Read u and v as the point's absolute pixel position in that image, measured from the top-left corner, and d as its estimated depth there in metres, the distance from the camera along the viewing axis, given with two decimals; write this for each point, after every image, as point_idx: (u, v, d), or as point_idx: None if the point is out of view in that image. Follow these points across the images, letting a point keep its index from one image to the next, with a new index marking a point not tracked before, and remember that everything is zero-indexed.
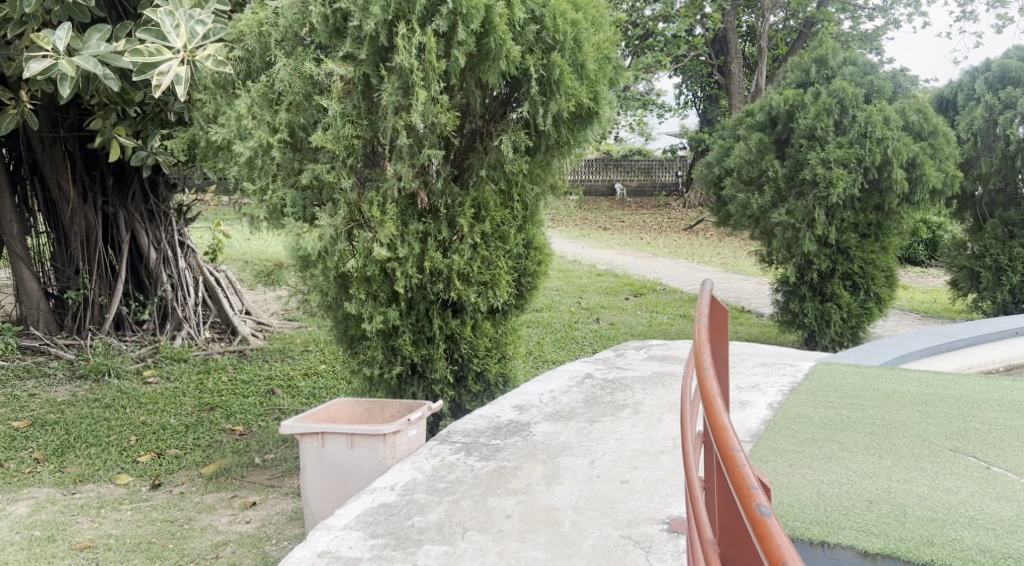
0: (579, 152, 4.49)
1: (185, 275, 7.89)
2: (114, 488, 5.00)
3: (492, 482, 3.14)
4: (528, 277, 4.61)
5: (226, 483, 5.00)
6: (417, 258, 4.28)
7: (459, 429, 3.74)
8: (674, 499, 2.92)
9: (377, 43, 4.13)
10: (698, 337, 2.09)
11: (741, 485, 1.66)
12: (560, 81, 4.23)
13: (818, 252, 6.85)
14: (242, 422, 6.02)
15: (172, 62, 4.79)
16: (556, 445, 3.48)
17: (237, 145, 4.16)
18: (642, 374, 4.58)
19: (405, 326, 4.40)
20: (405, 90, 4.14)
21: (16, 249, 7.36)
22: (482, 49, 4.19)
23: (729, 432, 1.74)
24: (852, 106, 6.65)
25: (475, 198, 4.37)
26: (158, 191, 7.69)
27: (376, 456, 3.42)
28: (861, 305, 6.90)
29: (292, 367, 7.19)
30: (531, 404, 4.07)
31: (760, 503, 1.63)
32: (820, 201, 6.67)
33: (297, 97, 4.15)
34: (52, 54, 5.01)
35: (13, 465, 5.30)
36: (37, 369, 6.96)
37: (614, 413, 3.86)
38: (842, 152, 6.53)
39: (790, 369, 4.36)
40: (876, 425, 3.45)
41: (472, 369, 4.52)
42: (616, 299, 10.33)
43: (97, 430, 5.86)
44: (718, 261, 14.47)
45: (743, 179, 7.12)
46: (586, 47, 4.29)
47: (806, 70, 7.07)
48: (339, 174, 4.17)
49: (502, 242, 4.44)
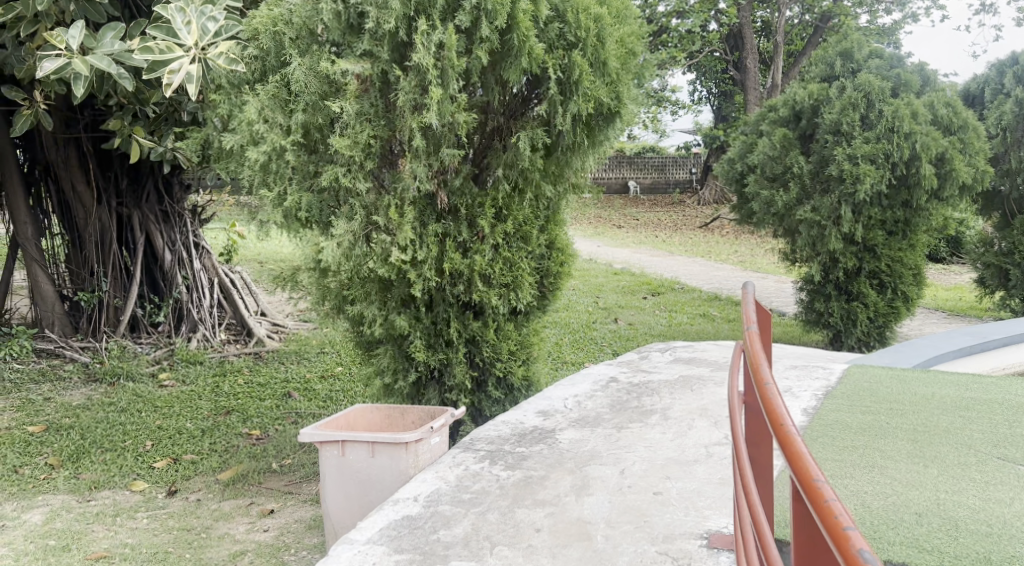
0: (602, 150, 4.36)
1: (201, 276, 7.81)
2: (129, 495, 4.91)
3: (519, 493, 3.04)
4: (551, 278, 4.50)
5: (243, 489, 4.91)
6: (437, 260, 4.18)
7: (482, 436, 3.63)
8: (711, 512, 2.82)
9: (396, 40, 4.04)
10: (753, 347, 2.00)
11: (833, 524, 1.47)
12: (579, 81, 4.11)
13: (844, 250, 6.72)
14: (258, 426, 5.92)
15: (183, 59, 4.70)
16: (584, 453, 3.36)
17: (252, 146, 4.06)
18: (668, 377, 4.46)
19: (426, 329, 4.30)
20: (424, 88, 4.04)
21: (31, 251, 7.30)
22: (505, 46, 4.08)
23: (806, 460, 1.58)
24: (879, 100, 6.51)
25: (495, 198, 4.25)
26: (173, 192, 7.62)
27: (397, 466, 3.32)
28: (888, 304, 6.77)
29: (308, 370, 7.10)
30: (555, 409, 3.96)
31: (856, 545, 1.45)
32: (846, 198, 6.54)
33: (312, 97, 4.05)
34: (65, 53, 4.92)
35: (28, 471, 5.22)
36: (52, 373, 6.90)
37: (642, 419, 3.74)
38: (868, 148, 6.39)
39: (822, 372, 4.23)
40: (917, 431, 3.32)
41: (494, 373, 4.41)
42: (634, 298, 10.21)
43: (112, 434, 5.79)
44: (735, 258, 14.32)
45: (767, 176, 6.99)
46: (609, 44, 4.16)
47: (830, 64, 6.92)
48: (356, 176, 4.07)
49: (524, 242, 4.33)
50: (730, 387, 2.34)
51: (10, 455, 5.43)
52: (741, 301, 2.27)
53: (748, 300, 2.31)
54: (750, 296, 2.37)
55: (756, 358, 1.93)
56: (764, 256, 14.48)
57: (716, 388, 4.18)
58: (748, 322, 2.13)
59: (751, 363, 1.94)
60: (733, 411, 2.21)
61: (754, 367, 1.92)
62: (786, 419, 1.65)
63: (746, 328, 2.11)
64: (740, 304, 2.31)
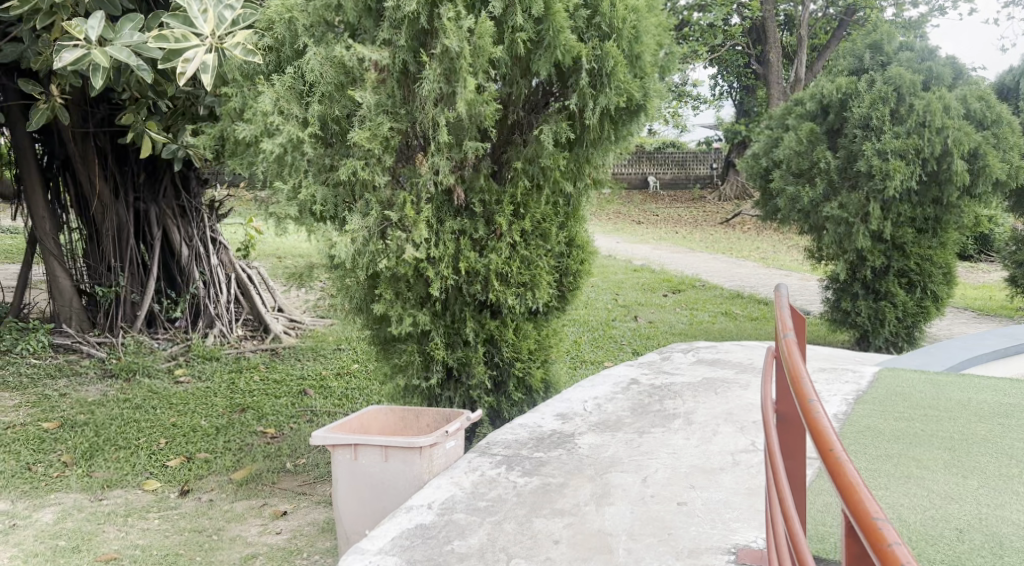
0: (626, 145, 4.25)
1: (218, 272, 7.76)
2: (142, 495, 4.84)
3: (537, 501, 2.93)
4: (571, 277, 4.37)
5: (257, 489, 4.83)
6: (453, 257, 4.07)
7: (499, 440, 3.53)
8: (739, 525, 2.71)
9: (417, 27, 3.91)
10: (792, 359, 1.89)
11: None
12: (614, 73, 4.00)
13: (871, 248, 6.57)
14: (274, 424, 5.84)
15: (199, 49, 4.58)
16: (605, 459, 3.25)
17: (265, 140, 3.96)
18: (691, 379, 4.33)
19: (440, 329, 4.21)
20: (449, 77, 3.90)
21: (49, 246, 7.25)
22: (539, 37, 3.97)
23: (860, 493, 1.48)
24: (909, 94, 6.35)
25: (515, 195, 4.13)
26: (190, 186, 7.54)
27: (412, 471, 3.22)
28: (917, 303, 6.65)
29: (324, 367, 7.01)
30: (575, 412, 3.85)
31: None
32: (875, 194, 6.39)
33: (328, 87, 3.97)
34: (83, 44, 4.82)
35: (41, 469, 5.16)
36: (69, 367, 6.85)
37: (664, 424, 3.62)
38: (899, 143, 6.24)
39: (852, 376, 4.10)
40: (953, 439, 3.20)
41: (512, 374, 4.30)
42: (654, 295, 10.07)
43: (126, 431, 5.72)
44: (758, 255, 14.14)
45: (793, 171, 6.85)
46: (643, 37, 4.06)
47: (859, 57, 6.76)
48: (373, 171, 3.96)
49: (544, 239, 4.22)
50: (764, 395, 2.23)
51: (24, 452, 5.37)
52: (775, 305, 2.17)
53: (781, 304, 2.21)
54: (785, 300, 2.26)
55: (796, 372, 1.83)
56: (786, 254, 14.29)
57: (741, 391, 4.05)
58: (784, 329, 2.03)
59: (791, 376, 1.84)
60: (766, 421, 2.12)
61: (795, 382, 1.81)
62: (836, 446, 1.55)
63: (782, 335, 2.01)
64: (774, 308, 2.20)
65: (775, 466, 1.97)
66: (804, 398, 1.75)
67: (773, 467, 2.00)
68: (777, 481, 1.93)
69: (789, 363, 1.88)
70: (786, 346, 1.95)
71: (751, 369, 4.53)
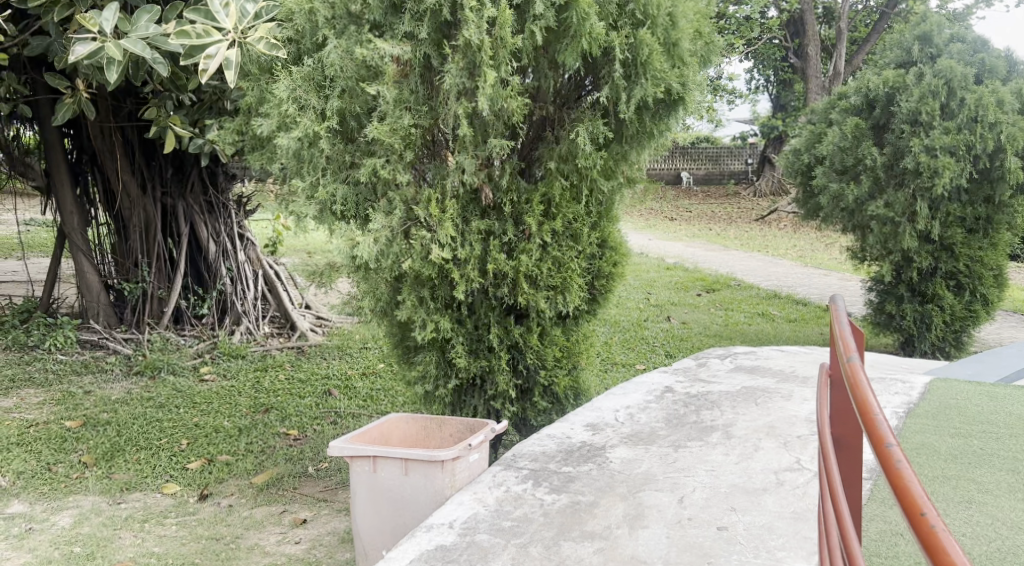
0: (664, 140, 4.05)
1: (245, 269, 7.63)
2: (161, 498, 4.72)
3: (565, 522, 2.77)
4: (602, 279, 4.17)
5: (277, 495, 4.68)
6: (478, 260, 3.89)
7: (526, 452, 3.39)
8: (784, 554, 2.54)
9: (439, 19, 3.74)
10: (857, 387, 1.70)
11: None
12: (648, 61, 3.80)
13: (919, 249, 6.40)
14: (297, 426, 5.70)
15: (222, 44, 4.38)
16: (637, 476, 3.10)
17: (284, 135, 3.82)
18: (730, 389, 4.16)
19: (464, 334, 4.04)
20: (472, 71, 3.73)
21: (77, 241, 7.17)
22: (562, 25, 3.77)
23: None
24: (960, 88, 6.16)
25: (546, 194, 3.94)
26: (217, 182, 7.41)
27: (433, 486, 3.08)
28: (966, 307, 6.50)
29: (350, 366, 6.87)
30: (606, 423, 3.73)
31: None
32: (923, 193, 6.21)
33: (349, 82, 3.80)
34: (98, 37, 4.71)
35: (61, 470, 5.06)
36: (95, 364, 6.76)
37: (701, 437, 3.46)
38: (948, 139, 6.04)
39: (902, 387, 3.91)
40: (1017, 459, 3.04)
41: (540, 381, 4.12)
42: (687, 294, 9.85)
43: (148, 432, 5.61)
44: (794, 253, 13.84)
45: (836, 168, 6.67)
46: (680, 23, 3.86)
47: (907, 49, 6.55)
48: (394, 168, 3.79)
49: (574, 241, 4.01)
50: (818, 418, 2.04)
51: (45, 452, 5.27)
52: (835, 323, 1.95)
53: (840, 320, 1.99)
54: (842, 314, 2.05)
55: (867, 405, 1.61)
56: (825, 252, 13.96)
57: (783, 403, 3.88)
58: (847, 351, 1.82)
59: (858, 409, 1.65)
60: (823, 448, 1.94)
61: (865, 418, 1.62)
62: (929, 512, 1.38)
63: (845, 358, 1.79)
64: (833, 326, 1.99)
65: (836, 502, 1.75)
66: (880, 441, 1.52)
67: (832, 503, 1.78)
68: (839, 520, 1.71)
69: (857, 395, 1.66)
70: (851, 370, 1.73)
71: (793, 379, 4.32)
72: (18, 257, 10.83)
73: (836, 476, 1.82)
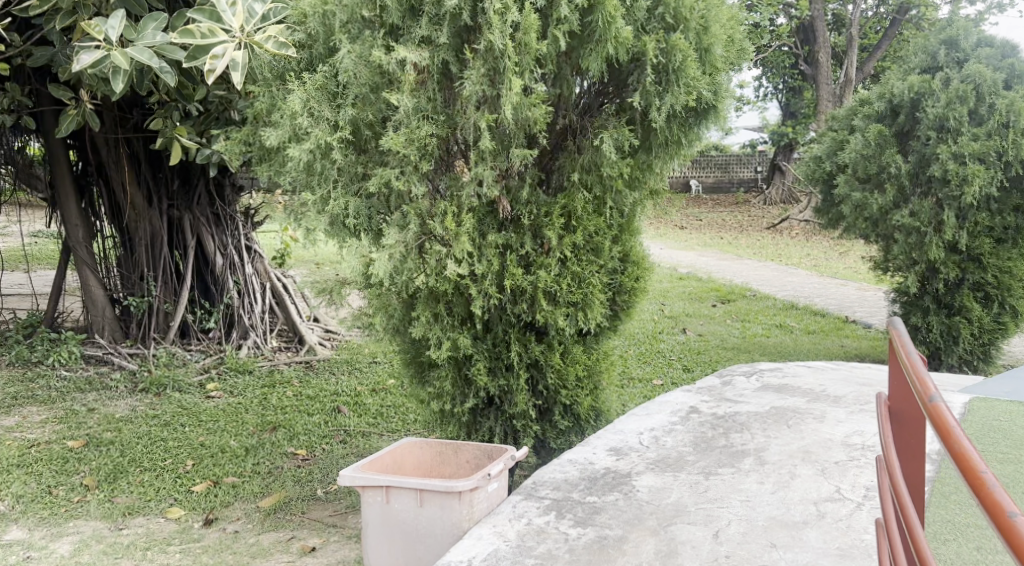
0: (693, 150, 3.87)
1: (252, 281, 7.45)
2: (165, 524, 4.54)
3: (593, 561, 2.64)
4: (624, 296, 3.96)
5: (285, 520, 4.50)
6: (496, 276, 3.72)
7: (547, 480, 3.22)
8: None
9: (459, 23, 3.57)
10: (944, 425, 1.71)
11: None
12: (682, 68, 3.62)
13: (945, 260, 6.25)
14: (306, 445, 5.52)
15: (228, 45, 4.18)
16: (669, 509, 2.97)
17: (295, 147, 3.65)
18: (758, 410, 4.04)
19: (481, 353, 3.85)
20: (492, 78, 3.56)
21: (81, 254, 7.02)
22: (585, 30, 3.58)
23: None
24: (990, 93, 6.08)
25: (566, 206, 3.75)
26: (225, 194, 7.23)
27: (449, 518, 2.90)
28: (994, 320, 6.33)
29: (359, 383, 6.67)
30: (630, 447, 3.57)
31: None
32: (949, 201, 6.11)
33: (363, 89, 3.64)
34: (103, 45, 4.55)
35: (62, 493, 4.88)
36: (99, 381, 6.58)
37: (732, 463, 3.37)
38: (978, 146, 5.96)
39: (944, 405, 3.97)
40: None
41: (559, 402, 3.93)
42: (702, 305, 9.64)
43: (152, 452, 5.43)
44: (808, 262, 13.62)
45: (859, 176, 6.53)
46: (713, 27, 3.68)
47: (932, 54, 6.46)
48: (409, 180, 3.63)
49: (595, 255, 3.81)
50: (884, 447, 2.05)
51: (45, 474, 5.10)
52: (905, 356, 1.93)
53: (906, 348, 1.99)
54: (899, 339, 2.05)
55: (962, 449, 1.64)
56: (839, 261, 13.75)
57: (817, 425, 3.81)
58: (924, 387, 1.83)
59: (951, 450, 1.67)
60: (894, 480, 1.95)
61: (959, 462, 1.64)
62: None
63: (924, 395, 1.80)
64: (899, 356, 1.99)
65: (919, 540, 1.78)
66: (987, 493, 1.55)
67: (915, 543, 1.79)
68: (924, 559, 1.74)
69: (953, 444, 1.66)
70: (940, 416, 1.71)
71: (824, 399, 4.24)
72: (22, 269, 10.68)
73: (911, 511, 1.84)
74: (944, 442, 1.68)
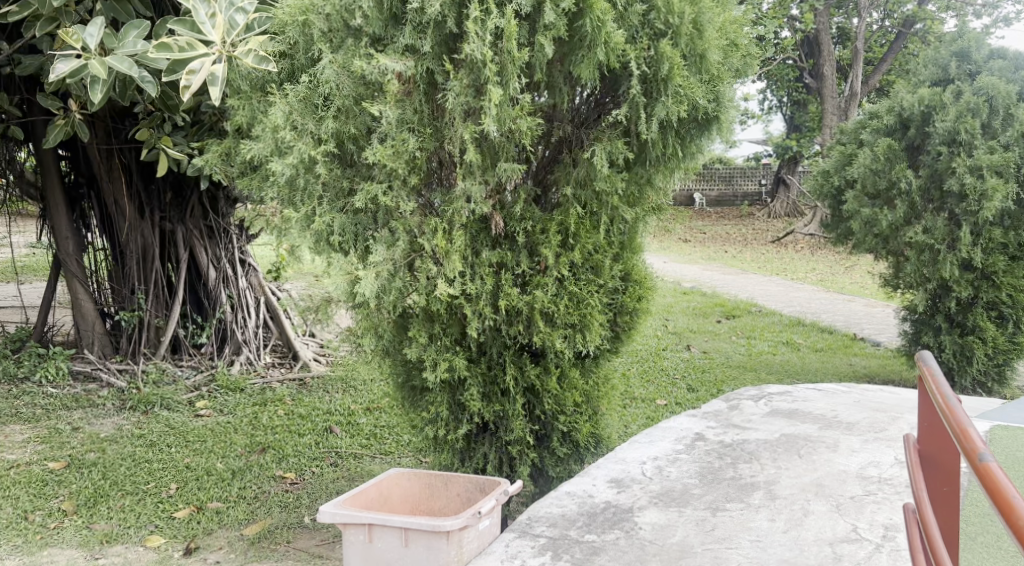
0: (694, 164, 3.68)
1: (247, 296, 7.20)
2: (144, 553, 4.32)
3: None
4: (626, 317, 3.74)
5: (269, 551, 4.28)
6: (489, 296, 3.51)
7: (542, 515, 3.03)
8: None
9: (444, 30, 3.38)
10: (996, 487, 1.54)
11: None
12: (670, 77, 3.40)
13: (958, 277, 6.05)
14: (294, 468, 5.30)
15: (207, 59, 3.94)
16: (673, 551, 2.78)
17: (276, 161, 3.46)
18: (768, 437, 3.83)
19: (475, 377, 3.64)
20: (479, 89, 3.37)
21: (71, 267, 6.80)
22: (574, 35, 3.38)
23: None
24: (1007, 104, 5.93)
25: (562, 222, 3.54)
26: (219, 206, 6.94)
27: (437, 559, 2.71)
28: (1009, 339, 6.11)
29: (353, 401, 6.45)
30: (631, 478, 3.36)
31: None
32: (965, 217, 5.93)
33: (346, 101, 3.45)
34: (82, 54, 4.35)
35: (38, 519, 4.67)
36: (87, 398, 6.36)
37: (741, 498, 3.17)
38: (996, 158, 5.77)
39: None
40: None
41: (557, 429, 3.71)
42: (707, 321, 9.42)
43: (135, 474, 5.21)
44: (814, 277, 13.39)
45: (867, 192, 6.35)
46: (707, 32, 3.47)
47: (943, 66, 6.28)
48: (397, 196, 3.44)
49: (595, 274, 3.60)
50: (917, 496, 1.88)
51: (22, 498, 4.88)
52: (943, 401, 1.74)
53: (941, 389, 1.80)
54: (932, 375, 1.86)
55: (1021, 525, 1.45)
56: (846, 275, 13.52)
57: (830, 456, 3.61)
58: (970, 442, 1.63)
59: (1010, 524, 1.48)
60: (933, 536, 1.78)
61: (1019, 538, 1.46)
62: None
63: (972, 452, 1.61)
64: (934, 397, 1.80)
65: None
66: None
67: None
68: None
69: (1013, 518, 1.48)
70: (999, 486, 1.52)
71: (836, 426, 4.02)
72: (14, 281, 10.47)
73: None
74: (1005, 517, 1.49)
